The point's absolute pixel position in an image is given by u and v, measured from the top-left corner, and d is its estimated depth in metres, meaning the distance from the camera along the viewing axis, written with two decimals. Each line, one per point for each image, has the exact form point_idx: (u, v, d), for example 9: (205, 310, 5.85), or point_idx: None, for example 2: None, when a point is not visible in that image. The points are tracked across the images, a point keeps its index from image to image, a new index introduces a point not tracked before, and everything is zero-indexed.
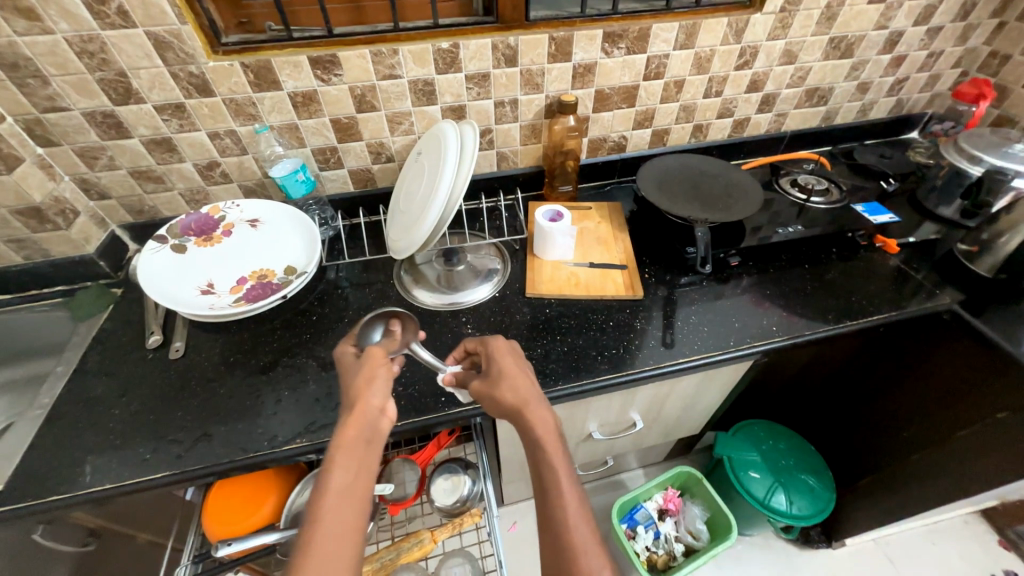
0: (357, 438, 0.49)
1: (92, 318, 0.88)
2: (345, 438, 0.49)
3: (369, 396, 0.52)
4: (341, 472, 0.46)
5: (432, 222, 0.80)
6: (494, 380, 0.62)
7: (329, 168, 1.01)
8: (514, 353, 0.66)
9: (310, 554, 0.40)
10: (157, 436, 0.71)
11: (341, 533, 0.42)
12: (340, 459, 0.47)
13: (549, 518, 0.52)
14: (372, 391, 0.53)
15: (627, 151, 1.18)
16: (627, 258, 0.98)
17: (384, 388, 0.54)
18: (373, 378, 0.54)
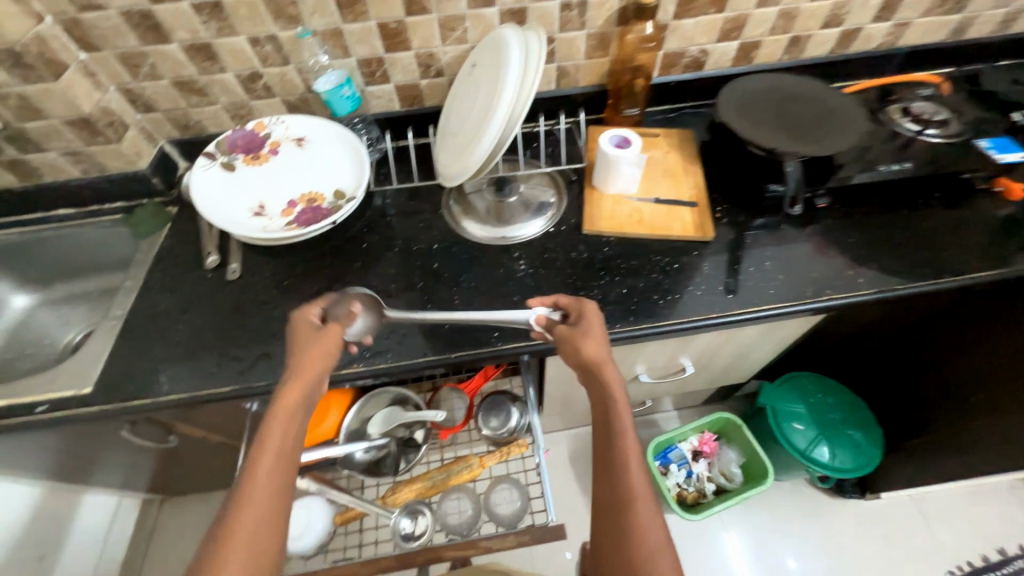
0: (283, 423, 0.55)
1: (152, 236, 0.90)
2: (283, 404, 0.56)
3: (310, 366, 0.60)
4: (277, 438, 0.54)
5: (489, 145, 0.73)
6: (580, 336, 0.62)
7: (375, 82, 0.92)
8: (601, 320, 0.64)
9: (244, 506, 0.49)
10: (224, 352, 0.74)
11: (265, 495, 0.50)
12: (276, 424, 0.54)
13: (613, 468, 0.55)
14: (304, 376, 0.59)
15: (706, 70, 1.02)
16: (698, 194, 0.88)
17: (324, 356, 0.61)
18: (312, 347, 0.61)
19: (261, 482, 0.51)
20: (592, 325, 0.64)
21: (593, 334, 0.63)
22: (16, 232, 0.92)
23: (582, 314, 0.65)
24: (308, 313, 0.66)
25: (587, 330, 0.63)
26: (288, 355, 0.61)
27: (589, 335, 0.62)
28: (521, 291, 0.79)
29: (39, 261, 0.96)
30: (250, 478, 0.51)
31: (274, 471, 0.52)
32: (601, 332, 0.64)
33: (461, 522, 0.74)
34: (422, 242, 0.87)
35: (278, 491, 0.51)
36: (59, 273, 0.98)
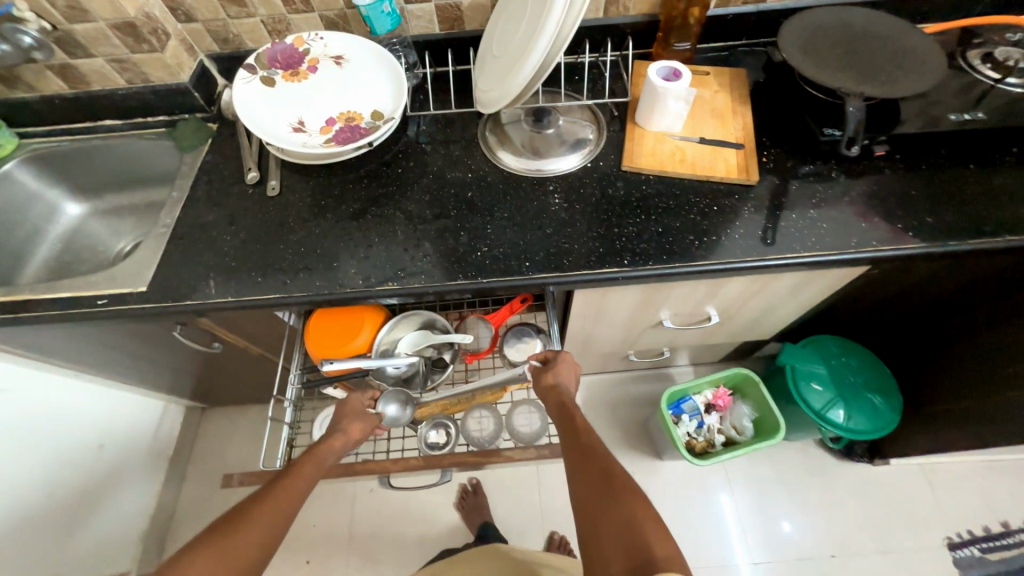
0: (312, 469, 0.67)
1: (195, 150, 0.92)
2: (329, 445, 0.71)
3: (356, 428, 0.75)
4: (312, 464, 0.67)
5: (531, 68, 0.71)
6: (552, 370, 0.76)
7: (415, 0, 0.89)
8: (574, 364, 0.77)
9: (272, 495, 0.61)
10: (265, 264, 0.77)
11: (290, 492, 0.62)
12: (317, 455, 0.69)
13: (589, 466, 0.61)
14: (339, 442, 0.73)
15: (768, 3, 0.95)
16: (747, 135, 0.84)
17: (366, 424, 0.77)
18: (360, 414, 0.77)
19: (289, 486, 0.63)
20: (562, 361, 0.77)
21: (561, 369, 0.76)
22: (67, 140, 0.95)
23: (557, 355, 0.77)
24: (370, 394, 0.80)
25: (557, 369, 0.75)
26: (334, 418, 0.76)
27: (553, 369, 0.76)
28: (555, 224, 0.79)
29: (89, 170, 0.99)
30: (277, 488, 0.62)
31: (289, 499, 0.61)
32: (569, 375, 0.76)
33: (483, 435, 0.83)
34: (458, 171, 0.87)
35: (283, 519, 0.59)
36: (111, 182, 1.02)
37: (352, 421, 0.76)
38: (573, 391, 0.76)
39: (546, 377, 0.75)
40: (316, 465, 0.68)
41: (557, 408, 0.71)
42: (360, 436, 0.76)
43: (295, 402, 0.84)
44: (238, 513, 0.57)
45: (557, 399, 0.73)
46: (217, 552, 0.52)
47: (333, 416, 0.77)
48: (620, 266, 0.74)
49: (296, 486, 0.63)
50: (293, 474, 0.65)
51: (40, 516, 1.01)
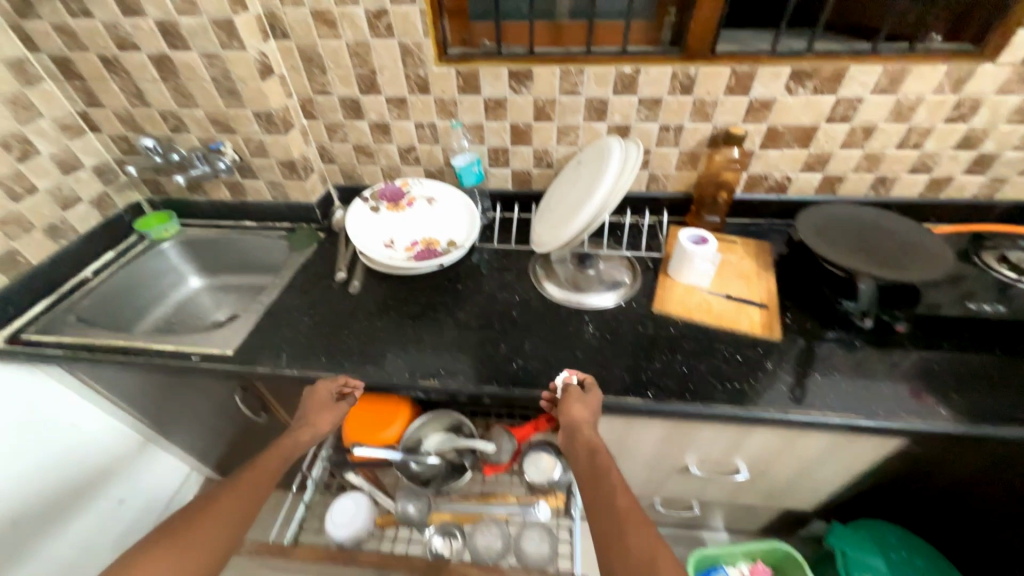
0: (277, 462, 0.72)
1: (303, 251, 1.15)
2: (296, 440, 0.75)
3: (321, 418, 0.78)
4: (272, 461, 0.72)
5: (579, 224, 0.88)
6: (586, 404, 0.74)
7: (497, 165, 1.16)
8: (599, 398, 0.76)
9: (231, 489, 0.65)
10: (332, 346, 0.90)
11: (249, 487, 0.66)
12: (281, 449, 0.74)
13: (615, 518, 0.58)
14: (307, 434, 0.76)
15: (787, 194, 1.13)
16: (769, 297, 0.94)
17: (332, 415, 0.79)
18: (323, 408, 0.79)
19: (247, 481, 0.67)
20: (596, 400, 0.75)
21: (593, 409, 0.74)
22: (213, 231, 1.23)
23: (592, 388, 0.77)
24: (339, 381, 0.82)
25: (589, 403, 0.75)
26: (302, 413, 0.79)
27: (588, 405, 0.74)
28: (586, 349, 0.87)
29: (218, 254, 1.25)
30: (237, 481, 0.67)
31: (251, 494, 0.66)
32: (597, 416, 0.75)
33: (490, 552, 0.80)
34: (508, 292, 1.01)
35: (240, 513, 0.63)
36: (232, 267, 1.27)
37: (321, 413, 0.79)
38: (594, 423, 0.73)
39: (581, 413, 0.73)
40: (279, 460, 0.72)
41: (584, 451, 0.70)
42: (330, 425, 0.78)
43: (315, 481, 0.87)
44: (191, 513, 0.61)
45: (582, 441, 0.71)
46: (181, 551, 0.56)
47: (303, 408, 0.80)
48: (644, 399, 0.78)
49: (258, 479, 0.68)
50: (254, 472, 0.69)
51: (41, 564, 1.03)
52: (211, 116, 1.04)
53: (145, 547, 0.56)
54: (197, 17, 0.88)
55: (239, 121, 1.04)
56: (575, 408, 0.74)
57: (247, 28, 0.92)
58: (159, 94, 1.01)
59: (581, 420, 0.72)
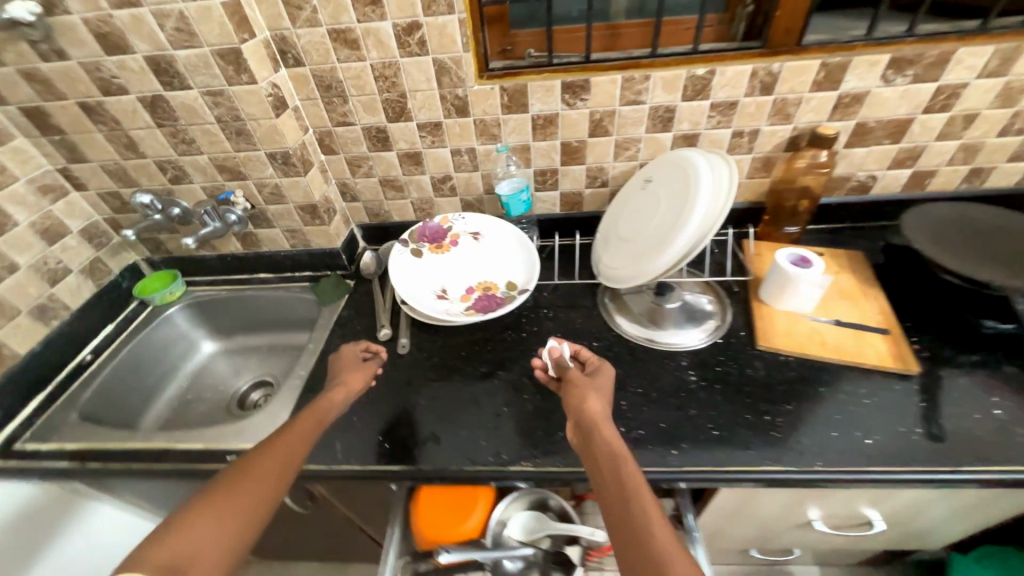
0: (312, 425, 0.66)
1: (334, 305, 1.01)
2: (330, 399, 0.71)
3: (352, 377, 0.76)
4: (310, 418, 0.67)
5: (672, 257, 0.74)
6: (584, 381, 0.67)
7: (545, 189, 1.02)
8: (607, 376, 0.69)
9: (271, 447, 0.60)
10: (392, 427, 0.75)
11: (288, 445, 0.61)
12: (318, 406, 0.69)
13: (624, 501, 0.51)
14: (340, 395, 0.73)
15: (870, 194, 1.01)
16: (887, 320, 0.82)
17: (362, 373, 0.78)
18: (351, 369, 0.78)
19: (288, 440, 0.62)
20: (601, 378, 0.68)
21: (600, 387, 0.66)
22: (225, 289, 1.09)
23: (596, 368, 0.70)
24: (361, 344, 0.83)
25: (593, 380, 0.67)
26: (331, 376, 0.78)
27: (594, 384, 0.66)
28: (697, 404, 0.74)
29: (233, 315, 1.10)
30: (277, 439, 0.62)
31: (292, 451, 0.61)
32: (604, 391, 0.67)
33: None
34: (582, 338, 0.88)
35: (282, 469, 0.58)
36: (249, 326, 1.12)
37: (349, 373, 0.77)
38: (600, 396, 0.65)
39: (583, 389, 0.65)
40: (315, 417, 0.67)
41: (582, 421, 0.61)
42: (362, 384, 0.77)
43: None
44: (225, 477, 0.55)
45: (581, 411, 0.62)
46: (219, 511, 0.51)
47: (332, 372, 0.78)
48: (785, 466, 0.66)
49: (295, 441, 0.62)
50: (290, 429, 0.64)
51: None
52: (217, 162, 0.89)
53: (180, 510, 0.50)
54: (196, 48, 0.73)
55: (251, 165, 0.89)
56: (574, 385, 0.66)
57: (256, 57, 0.77)
58: (154, 142, 0.86)
59: (582, 396, 0.64)
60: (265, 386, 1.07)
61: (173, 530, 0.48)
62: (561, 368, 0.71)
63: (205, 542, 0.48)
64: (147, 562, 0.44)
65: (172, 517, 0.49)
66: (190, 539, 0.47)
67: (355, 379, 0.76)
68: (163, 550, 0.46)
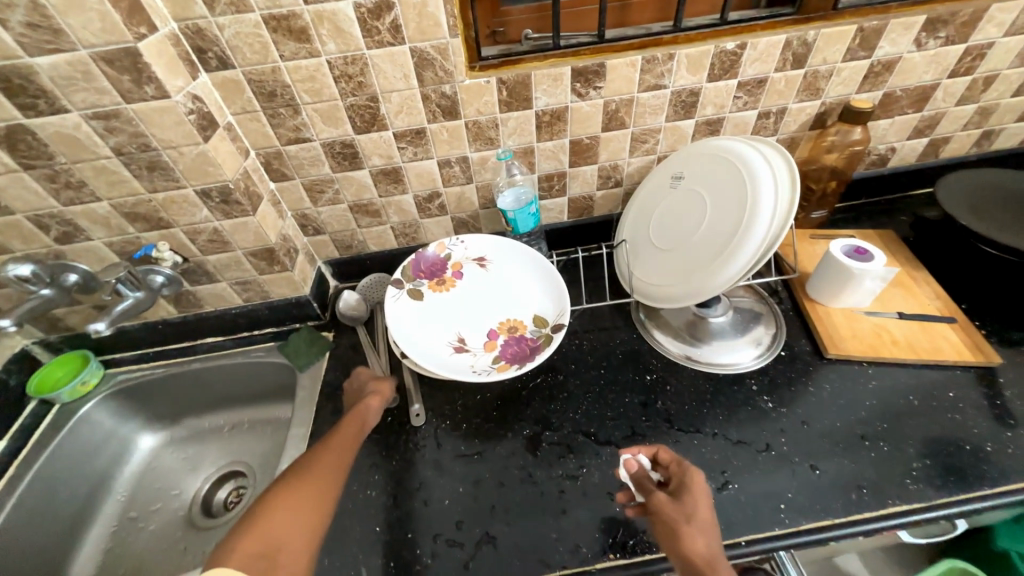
0: (355, 431, 0.60)
1: (314, 368, 0.81)
2: (370, 402, 0.65)
3: (381, 382, 0.69)
4: (356, 418, 0.62)
5: (744, 262, 0.62)
6: (678, 507, 0.50)
7: (551, 196, 0.87)
8: (703, 482, 0.53)
9: (327, 444, 0.57)
10: (430, 533, 0.59)
11: (342, 443, 0.57)
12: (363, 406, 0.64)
13: None
14: (377, 401, 0.66)
15: (888, 166, 0.95)
16: (947, 305, 0.76)
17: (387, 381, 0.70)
18: (376, 377, 0.70)
19: (339, 440, 0.58)
20: (698, 506, 0.50)
21: (703, 525, 0.49)
22: (161, 366, 0.84)
23: (685, 486, 0.52)
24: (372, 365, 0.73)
25: (689, 516, 0.49)
26: (355, 391, 0.70)
27: (692, 523, 0.49)
28: (787, 437, 0.64)
29: (177, 396, 0.86)
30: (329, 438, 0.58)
31: (346, 449, 0.57)
32: (705, 508, 0.51)
33: None
34: (630, 370, 0.75)
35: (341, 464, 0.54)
36: (201, 405, 0.89)
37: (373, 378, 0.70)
38: (707, 523, 0.49)
39: (680, 536, 0.48)
40: (358, 424, 0.61)
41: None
42: (390, 392, 0.68)
43: None
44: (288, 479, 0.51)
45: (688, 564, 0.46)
46: (290, 506, 0.47)
47: (352, 390, 0.70)
48: (907, 502, 0.57)
49: (343, 446, 0.57)
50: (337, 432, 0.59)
51: None
52: (126, 209, 0.65)
53: (256, 504, 0.47)
54: (67, 53, 0.50)
55: (177, 208, 0.66)
56: (669, 530, 0.49)
57: (162, 60, 0.55)
58: (25, 191, 0.61)
59: (683, 549, 0.47)
60: (236, 479, 0.85)
61: (251, 524, 0.45)
62: (643, 490, 0.54)
63: (287, 534, 0.45)
64: (237, 553, 0.41)
65: (249, 509, 0.47)
66: (271, 532, 0.44)
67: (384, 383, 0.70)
68: (251, 537, 0.43)
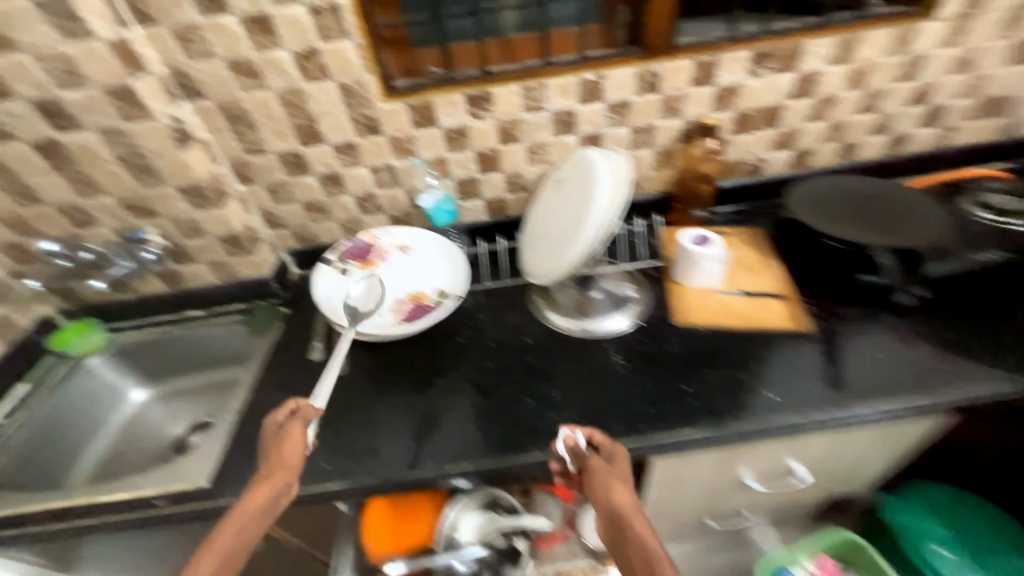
0: (223, 559, 0.56)
1: (266, 334, 1.00)
2: (258, 494, 0.61)
3: (284, 457, 0.65)
4: (232, 530, 0.58)
5: (591, 236, 0.79)
6: (612, 471, 0.63)
7: (468, 198, 1.05)
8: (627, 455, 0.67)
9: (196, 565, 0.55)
10: (330, 446, 0.77)
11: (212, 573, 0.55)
12: (249, 503, 0.61)
13: None
14: (262, 497, 0.61)
15: (765, 174, 1.10)
16: (784, 287, 0.90)
17: (293, 447, 0.66)
18: (282, 444, 0.66)
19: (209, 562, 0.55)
20: (625, 472, 0.64)
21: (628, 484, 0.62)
22: (151, 332, 1.04)
23: (615, 455, 0.66)
24: (291, 403, 0.71)
25: (618, 476, 0.63)
26: (262, 454, 0.67)
27: (622, 482, 0.62)
28: (623, 383, 0.80)
29: (164, 358, 1.06)
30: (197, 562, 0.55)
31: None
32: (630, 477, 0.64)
33: None
34: (515, 337, 0.91)
35: None
36: (181, 367, 1.08)
37: (279, 452, 0.65)
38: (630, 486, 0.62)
39: (613, 491, 0.60)
40: (240, 533, 0.58)
41: (617, 525, 0.57)
42: (295, 467, 0.65)
43: None
44: None
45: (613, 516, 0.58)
46: None
47: (262, 451, 0.67)
48: (700, 429, 0.72)
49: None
50: (213, 541, 0.57)
51: None
52: (127, 202, 0.87)
53: None
54: (86, 89, 0.74)
55: (163, 202, 0.88)
56: (602, 485, 0.61)
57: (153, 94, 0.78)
58: (54, 188, 0.84)
59: (613, 495, 0.60)
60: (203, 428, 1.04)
61: None
62: (578, 457, 0.66)
63: None
64: None
65: None
66: None
67: (291, 462, 0.65)
68: None
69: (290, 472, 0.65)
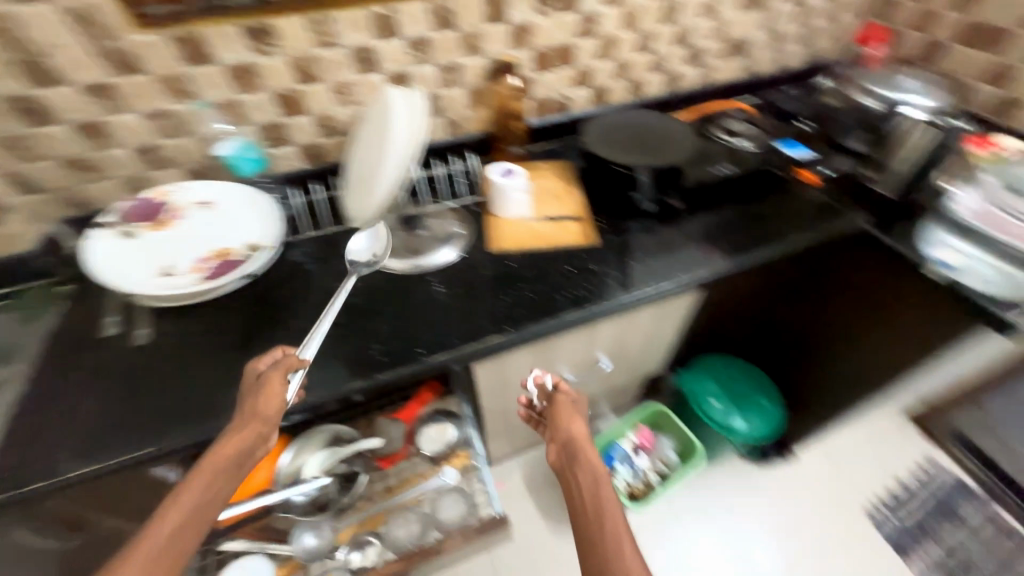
0: (195, 498, 0.61)
1: (41, 319, 0.86)
2: (232, 439, 0.65)
3: (259, 404, 0.66)
4: (202, 477, 0.62)
5: (393, 172, 0.81)
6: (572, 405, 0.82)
7: (277, 145, 0.98)
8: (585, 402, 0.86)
9: (176, 502, 0.60)
10: (134, 417, 0.72)
11: (189, 509, 0.60)
12: (223, 450, 0.64)
13: (601, 511, 0.66)
14: (234, 444, 0.64)
15: (572, 111, 1.21)
16: (582, 209, 1.05)
17: (265, 398, 0.67)
18: (258, 394, 0.67)
19: (186, 499, 0.61)
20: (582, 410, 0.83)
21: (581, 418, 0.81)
22: None
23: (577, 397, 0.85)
24: (281, 350, 0.73)
25: (576, 411, 0.82)
26: (240, 399, 0.68)
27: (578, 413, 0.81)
28: (443, 308, 0.87)
29: None
30: (174, 501, 0.60)
31: (188, 513, 0.60)
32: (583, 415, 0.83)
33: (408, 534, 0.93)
34: (342, 283, 0.91)
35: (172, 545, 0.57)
36: None
37: (254, 402, 0.66)
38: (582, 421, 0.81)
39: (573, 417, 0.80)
40: (210, 476, 0.62)
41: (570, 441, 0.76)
42: (275, 414, 0.67)
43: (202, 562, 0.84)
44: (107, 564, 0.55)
45: (567, 436, 0.77)
46: None
47: (243, 394, 0.69)
48: (506, 334, 0.84)
49: (183, 513, 0.60)
50: (193, 480, 0.62)
51: None
52: None
53: None
54: None
55: None
56: (566, 415, 0.80)
57: None
58: None
59: (572, 421, 0.80)
60: None
61: None
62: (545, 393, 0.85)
63: None
64: None
65: None
66: None
67: (267, 414, 0.66)
68: None
69: (264, 423, 0.67)
